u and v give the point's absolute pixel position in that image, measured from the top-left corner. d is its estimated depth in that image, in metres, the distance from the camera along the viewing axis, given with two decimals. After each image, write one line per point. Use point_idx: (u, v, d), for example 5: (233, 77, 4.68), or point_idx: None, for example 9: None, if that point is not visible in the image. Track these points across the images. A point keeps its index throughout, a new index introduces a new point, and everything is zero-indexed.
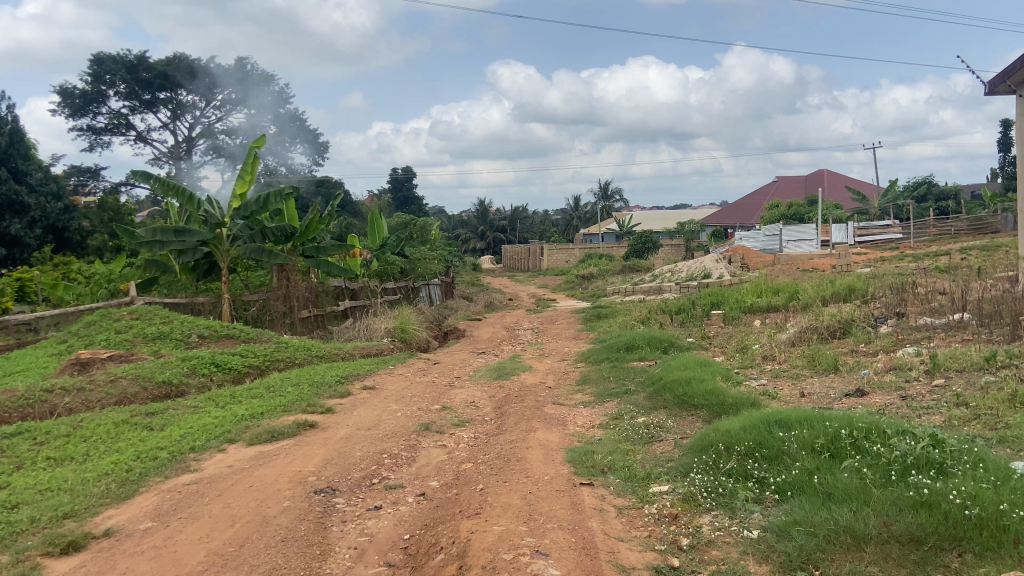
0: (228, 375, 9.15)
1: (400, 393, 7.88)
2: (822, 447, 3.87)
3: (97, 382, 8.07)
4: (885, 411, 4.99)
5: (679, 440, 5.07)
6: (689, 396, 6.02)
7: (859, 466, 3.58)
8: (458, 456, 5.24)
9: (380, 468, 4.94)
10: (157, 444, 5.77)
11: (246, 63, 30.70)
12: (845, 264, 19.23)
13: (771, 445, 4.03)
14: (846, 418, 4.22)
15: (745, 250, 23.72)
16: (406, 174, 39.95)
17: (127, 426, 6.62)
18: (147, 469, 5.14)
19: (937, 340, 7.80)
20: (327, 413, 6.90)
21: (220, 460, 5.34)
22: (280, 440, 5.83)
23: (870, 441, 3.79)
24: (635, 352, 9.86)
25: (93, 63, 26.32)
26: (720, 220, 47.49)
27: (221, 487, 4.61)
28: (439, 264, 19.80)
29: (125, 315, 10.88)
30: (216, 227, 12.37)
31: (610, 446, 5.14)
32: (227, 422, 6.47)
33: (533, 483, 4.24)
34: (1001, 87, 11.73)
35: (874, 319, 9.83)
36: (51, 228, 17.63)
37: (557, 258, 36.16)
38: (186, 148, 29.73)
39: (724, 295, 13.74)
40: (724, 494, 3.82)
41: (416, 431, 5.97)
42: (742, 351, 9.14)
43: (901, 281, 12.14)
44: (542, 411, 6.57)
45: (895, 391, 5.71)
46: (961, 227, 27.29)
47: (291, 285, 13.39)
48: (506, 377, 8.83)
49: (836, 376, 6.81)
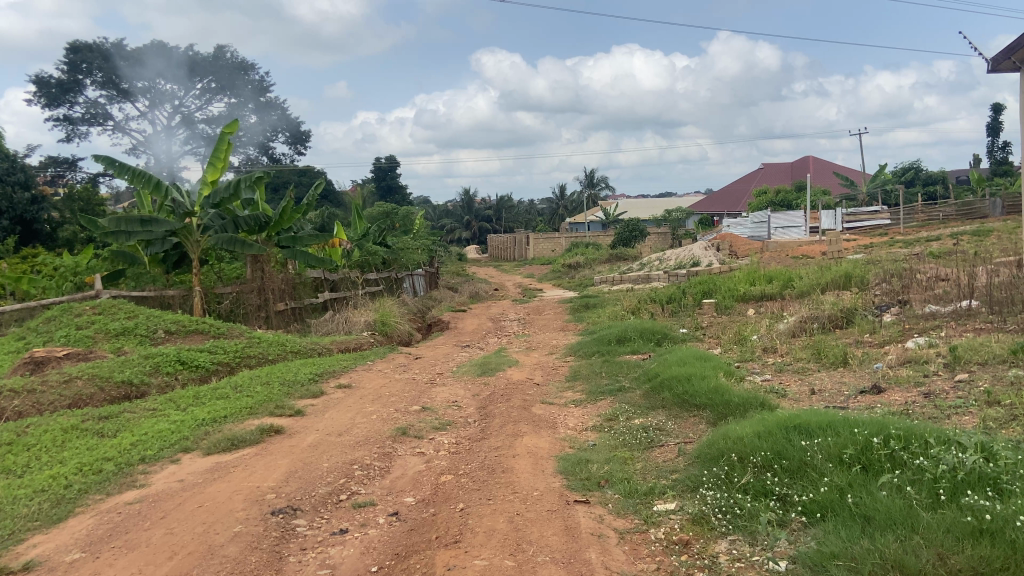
0: (194, 374, 8.57)
1: (378, 392, 7.33)
2: (851, 459, 3.38)
3: (49, 383, 7.47)
4: (912, 412, 4.51)
5: (683, 446, 4.58)
6: (692, 394, 5.50)
7: (898, 482, 3.10)
8: (438, 465, 4.71)
9: (349, 482, 4.40)
10: (103, 455, 5.19)
11: (227, 52, 29.91)
12: (837, 250, 18.81)
13: (792, 456, 3.54)
14: (875, 423, 3.71)
15: (733, 239, 23.27)
16: (389, 163, 39.16)
17: (76, 432, 6.03)
18: (87, 485, 4.56)
19: (948, 330, 7.33)
20: (296, 416, 6.35)
21: (171, 473, 4.78)
22: (240, 448, 5.27)
23: (907, 451, 3.29)
24: (627, 344, 9.34)
25: (70, 52, 25.32)
26: (706, 207, 47.10)
27: (167, 509, 4.05)
28: (422, 254, 19.17)
29: (87, 310, 10.26)
30: (185, 216, 11.78)
31: (607, 454, 4.62)
32: (185, 427, 5.90)
33: (520, 502, 3.71)
34: (1004, 62, 11.18)
35: (877, 307, 9.35)
36: (18, 219, 16.99)
37: (543, 247, 35.56)
38: (166, 138, 28.88)
39: (716, 283, 13.25)
40: (742, 515, 3.30)
41: (392, 436, 5.42)
42: (741, 343, 8.62)
43: (899, 266, 11.69)
44: (530, 412, 6.03)
45: (915, 387, 5.24)
46: (949, 212, 26.90)
47: (265, 277, 12.73)
48: (491, 373, 8.28)
49: (846, 370, 6.32)
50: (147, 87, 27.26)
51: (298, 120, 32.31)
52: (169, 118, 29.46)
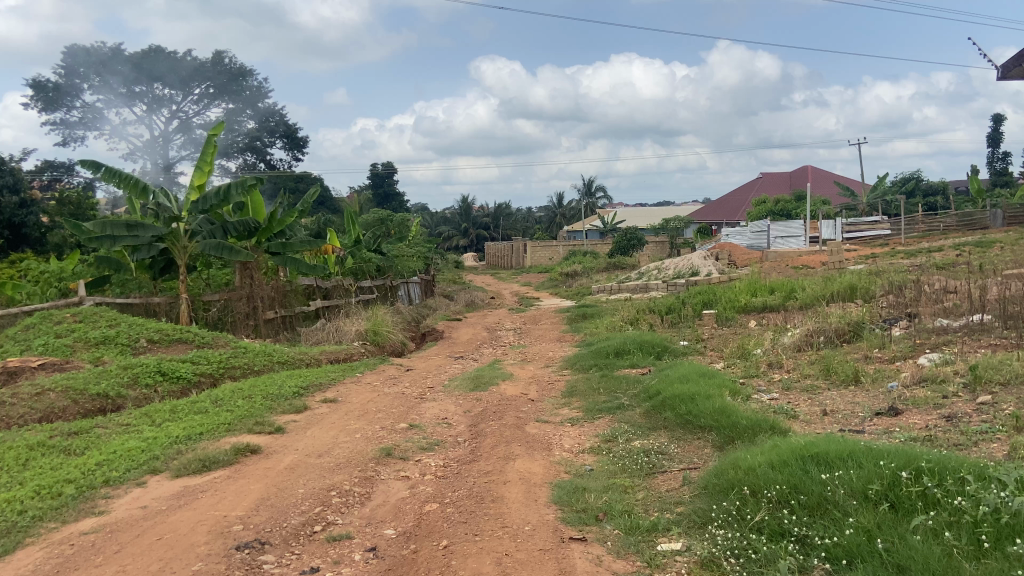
0: (175, 386, 8.22)
1: (365, 408, 6.99)
2: (877, 496, 3.05)
3: (20, 395, 7.09)
4: (935, 439, 4.18)
5: (686, 473, 4.24)
6: (696, 415, 5.16)
7: (934, 526, 2.77)
8: (423, 492, 4.36)
9: (325, 511, 4.05)
10: (63, 476, 4.81)
11: (225, 57, 29.79)
12: (838, 260, 18.49)
13: (811, 491, 3.20)
14: (902, 453, 3.36)
15: (732, 248, 22.97)
16: (387, 170, 38.61)
17: (42, 449, 5.65)
18: (43, 512, 4.19)
19: (961, 346, 6.99)
20: (276, 434, 6.00)
21: (134, 499, 4.41)
22: (213, 470, 4.92)
23: (941, 489, 2.96)
24: (625, 358, 8.98)
25: (66, 56, 25.00)
26: (705, 215, 46.81)
27: (122, 542, 3.68)
28: (418, 261, 18.81)
29: (67, 318, 9.88)
30: (171, 221, 11.35)
31: (605, 481, 4.28)
32: (157, 445, 5.54)
33: (511, 539, 3.36)
34: (1016, 70, 10.77)
35: (883, 321, 8.98)
36: (5, 224, 16.60)
37: (541, 255, 35.30)
38: (163, 143, 28.63)
39: (716, 293, 12.89)
40: (758, 560, 2.96)
41: (376, 458, 5.07)
42: (745, 358, 8.28)
43: (905, 277, 11.33)
44: (524, 431, 5.68)
45: (935, 409, 4.90)
46: (950, 223, 26.62)
47: (254, 285, 12.38)
48: (484, 388, 7.89)
49: (858, 390, 5.96)
50: (145, 91, 26.95)
51: (296, 126, 32.05)
52: (165, 122, 29.15)
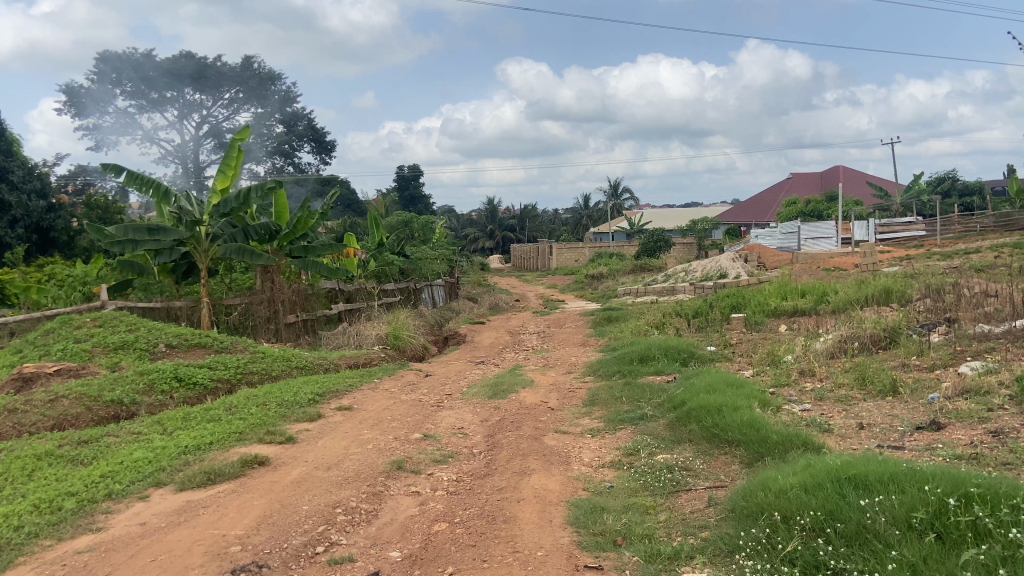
0: (191, 392, 8.10)
1: (380, 416, 6.80)
2: (922, 525, 2.77)
3: (34, 402, 7.01)
4: (981, 457, 3.87)
5: (712, 492, 3.99)
6: (723, 428, 4.88)
7: (987, 562, 2.49)
8: (432, 509, 4.15)
9: (329, 530, 3.85)
10: (66, 489, 4.66)
11: (253, 62, 29.98)
12: (871, 261, 17.98)
13: (848, 518, 2.93)
14: (948, 474, 3.07)
15: (762, 249, 22.52)
16: (412, 172, 38.56)
17: (50, 459, 5.51)
18: (39, 528, 4.03)
19: (1004, 354, 6.63)
20: (286, 444, 5.84)
21: (134, 514, 4.26)
22: (218, 483, 4.75)
23: (994, 519, 2.66)
24: (649, 365, 8.68)
25: (99, 62, 25.21)
26: (735, 216, 46.24)
27: (114, 563, 3.50)
28: (442, 264, 18.65)
29: (87, 322, 9.81)
30: (193, 224, 11.23)
31: (624, 500, 4.03)
32: (165, 456, 5.39)
33: (521, 567, 3.13)
34: None
35: (921, 326, 8.58)
36: (34, 228, 16.65)
37: (567, 257, 34.97)
38: (193, 148, 28.84)
39: (745, 297, 12.52)
40: None
41: (387, 471, 4.87)
42: (775, 365, 7.97)
43: (943, 280, 10.88)
44: (542, 443, 5.44)
45: (981, 424, 4.57)
46: (987, 223, 25.84)
47: (275, 288, 12.28)
48: (502, 396, 7.65)
49: (896, 402, 5.64)
50: (175, 96, 27.13)
51: (323, 130, 32.10)
52: (195, 127, 29.38)
